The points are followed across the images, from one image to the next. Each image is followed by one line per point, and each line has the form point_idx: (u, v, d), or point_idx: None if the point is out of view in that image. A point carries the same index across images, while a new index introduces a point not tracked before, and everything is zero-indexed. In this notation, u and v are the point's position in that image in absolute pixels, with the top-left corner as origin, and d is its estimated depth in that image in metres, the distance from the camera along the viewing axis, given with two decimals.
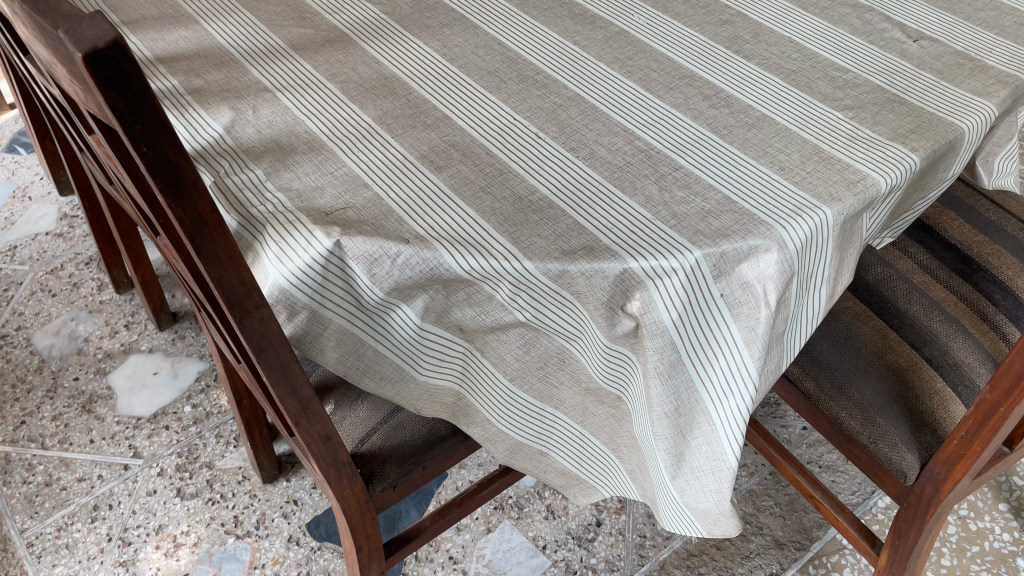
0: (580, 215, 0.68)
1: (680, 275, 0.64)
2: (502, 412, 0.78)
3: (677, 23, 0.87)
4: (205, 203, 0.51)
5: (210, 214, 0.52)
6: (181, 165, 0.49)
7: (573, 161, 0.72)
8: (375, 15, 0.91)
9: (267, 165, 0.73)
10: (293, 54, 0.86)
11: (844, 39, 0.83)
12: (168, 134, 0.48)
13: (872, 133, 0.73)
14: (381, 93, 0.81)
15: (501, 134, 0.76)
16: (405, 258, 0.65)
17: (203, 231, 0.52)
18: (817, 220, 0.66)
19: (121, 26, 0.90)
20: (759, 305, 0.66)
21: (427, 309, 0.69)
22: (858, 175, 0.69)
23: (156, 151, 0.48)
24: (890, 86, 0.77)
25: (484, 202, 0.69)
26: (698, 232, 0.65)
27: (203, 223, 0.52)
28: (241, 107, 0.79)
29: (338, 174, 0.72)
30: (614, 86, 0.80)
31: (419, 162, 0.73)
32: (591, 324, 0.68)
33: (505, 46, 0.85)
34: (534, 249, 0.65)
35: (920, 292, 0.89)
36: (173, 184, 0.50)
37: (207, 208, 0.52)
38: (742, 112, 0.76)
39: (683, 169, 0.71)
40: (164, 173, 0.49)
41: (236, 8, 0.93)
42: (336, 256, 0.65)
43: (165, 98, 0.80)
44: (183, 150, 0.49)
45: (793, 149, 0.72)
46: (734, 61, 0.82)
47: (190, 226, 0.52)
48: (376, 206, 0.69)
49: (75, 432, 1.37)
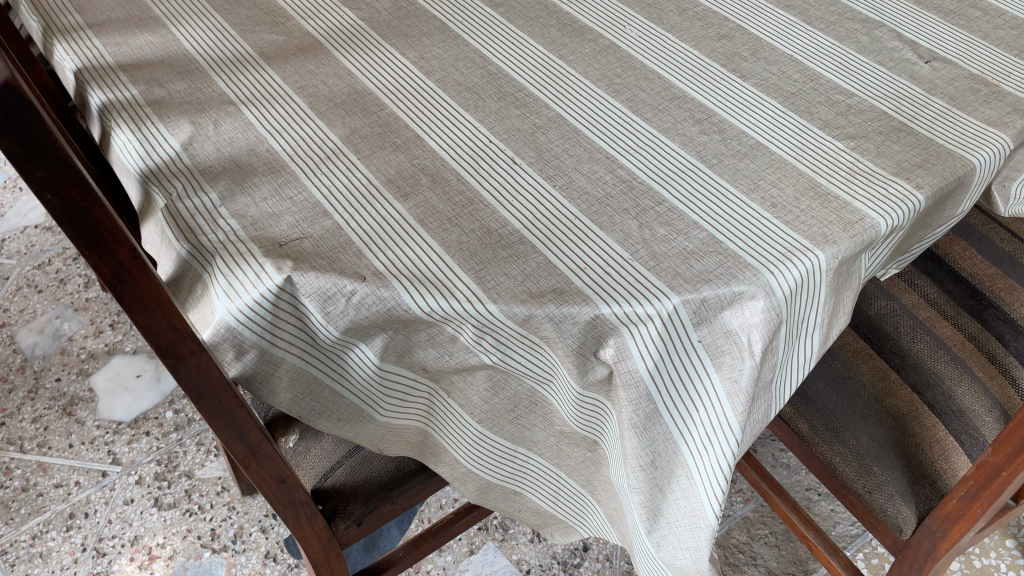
0: (552, 252, 0.63)
1: (656, 323, 0.59)
2: (471, 453, 0.74)
3: (671, 36, 0.81)
4: (124, 249, 0.47)
5: (132, 260, 0.48)
6: (94, 211, 0.45)
7: (549, 191, 0.67)
8: (352, 21, 0.86)
9: (222, 188, 0.69)
10: (262, 63, 0.81)
11: (850, 58, 0.77)
12: (76, 179, 0.44)
13: (875, 166, 0.67)
14: (351, 109, 0.76)
15: (474, 158, 0.71)
16: (361, 297, 0.60)
17: (125, 279, 0.48)
18: (808, 263, 0.61)
19: (84, 29, 0.86)
20: (743, 355, 0.61)
21: (387, 348, 0.64)
22: (857, 215, 0.64)
23: (63, 196, 0.44)
24: (897, 113, 0.72)
25: (450, 235, 0.64)
26: (679, 275, 0.60)
27: (125, 269, 0.48)
28: (201, 122, 0.75)
29: (297, 199, 0.68)
30: (599, 107, 0.74)
31: (385, 188, 0.68)
32: (561, 369, 0.63)
33: (485, 58, 0.80)
34: (499, 290, 0.60)
35: (925, 329, 0.83)
36: (85, 231, 0.45)
37: (129, 253, 0.48)
38: (735, 139, 0.71)
39: (667, 204, 0.66)
40: (74, 220, 0.45)
41: (207, 10, 0.88)
42: (288, 293, 0.61)
43: (123, 112, 0.76)
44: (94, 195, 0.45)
45: (787, 184, 0.67)
46: (730, 81, 0.76)
47: (109, 274, 0.48)
48: (334, 237, 0.64)
49: (55, 436, 1.34)
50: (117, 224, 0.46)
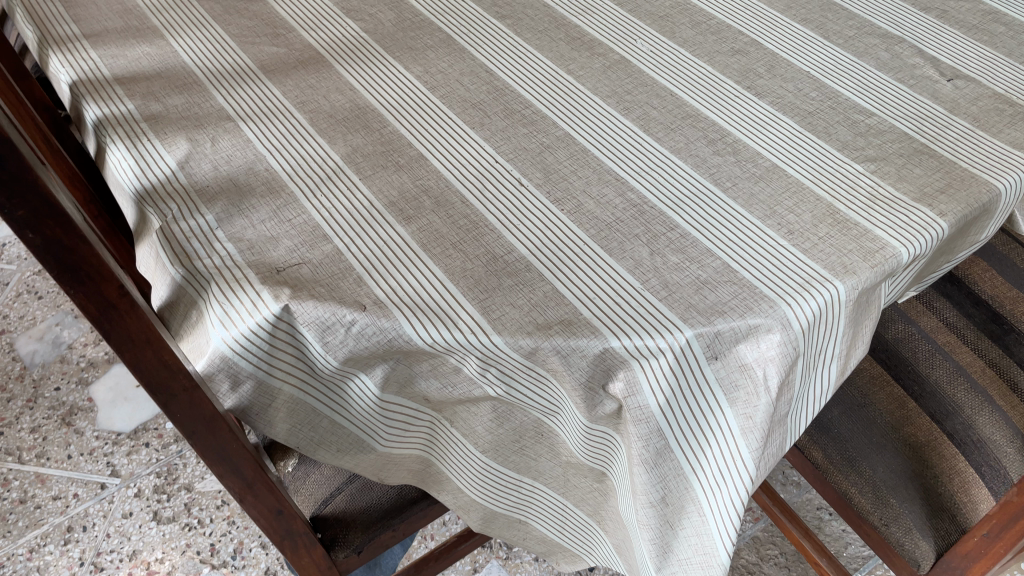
0: (560, 280, 0.60)
1: (668, 357, 0.57)
2: (475, 483, 0.72)
3: (684, 51, 0.78)
4: (111, 287, 0.47)
5: (120, 298, 0.48)
6: (80, 250, 0.45)
7: (557, 216, 0.65)
8: (355, 33, 0.83)
9: (219, 209, 0.66)
10: (262, 77, 0.78)
11: (869, 75, 0.75)
12: (61, 219, 0.43)
13: (895, 192, 0.65)
14: (353, 126, 0.73)
15: (480, 179, 0.68)
16: (361, 327, 0.58)
17: (113, 316, 0.48)
18: (826, 295, 0.58)
19: (80, 39, 0.83)
20: (758, 390, 0.59)
21: (388, 378, 0.62)
22: (877, 243, 0.61)
23: (47, 236, 0.43)
24: (919, 135, 0.69)
25: (454, 261, 0.62)
26: (692, 306, 0.58)
27: (112, 307, 0.48)
28: (198, 139, 0.72)
29: (296, 222, 0.65)
30: (609, 126, 0.72)
31: (387, 211, 0.66)
32: (568, 402, 0.61)
33: (492, 74, 0.77)
34: (505, 321, 0.58)
35: (944, 355, 0.80)
36: (70, 270, 0.45)
37: (117, 291, 0.48)
38: (750, 161, 0.68)
39: (679, 229, 0.63)
40: (58, 259, 0.45)
41: (206, 20, 0.85)
42: (285, 322, 0.59)
43: (118, 128, 0.74)
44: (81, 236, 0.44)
45: (805, 209, 0.64)
46: (744, 99, 0.73)
47: (95, 311, 0.48)
48: (335, 263, 0.62)
49: (53, 446, 1.33)
50: (103, 264, 0.46)
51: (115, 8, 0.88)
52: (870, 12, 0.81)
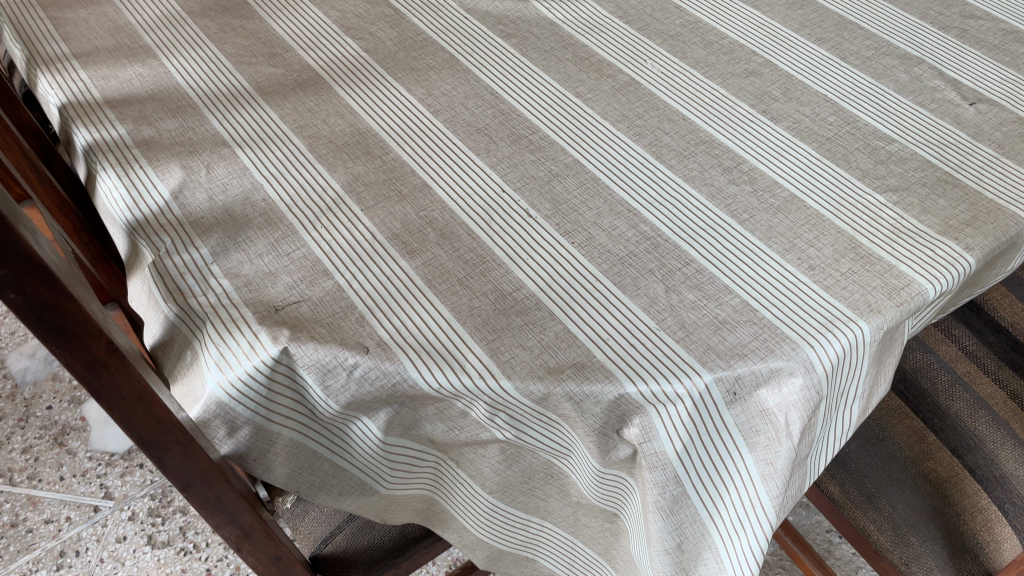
0: (572, 320, 0.58)
1: (686, 403, 0.54)
2: (481, 523, 0.69)
3: (695, 72, 0.76)
4: (100, 343, 0.45)
5: (110, 355, 0.46)
6: (66, 309, 0.43)
7: (567, 250, 0.62)
8: (354, 52, 0.80)
9: (214, 242, 0.63)
10: (259, 100, 0.76)
11: (888, 98, 0.72)
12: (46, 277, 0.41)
13: (919, 224, 0.62)
14: (354, 152, 0.70)
15: (487, 210, 0.66)
16: (364, 371, 0.55)
17: (101, 372, 0.47)
18: (850, 336, 0.56)
19: (70, 59, 0.80)
20: (779, 436, 0.56)
21: (392, 422, 0.59)
22: (902, 280, 0.59)
23: (31, 296, 0.41)
24: (942, 163, 0.67)
25: (461, 299, 0.59)
26: (710, 348, 0.55)
27: (101, 363, 0.46)
28: (192, 166, 0.69)
29: (295, 256, 0.62)
30: (621, 153, 0.69)
31: (390, 244, 0.63)
32: (581, 446, 0.59)
33: (497, 96, 0.75)
34: (514, 364, 0.55)
35: (965, 386, 0.78)
36: (57, 329, 0.43)
37: (106, 347, 0.46)
38: (767, 191, 0.65)
39: (695, 264, 0.61)
40: (44, 319, 0.42)
41: (200, 38, 0.83)
42: (285, 365, 0.56)
43: (109, 154, 0.71)
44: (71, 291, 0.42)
45: (825, 243, 0.62)
46: (760, 123, 0.71)
47: (83, 368, 0.46)
48: (336, 300, 0.59)
49: (45, 468, 1.30)
50: (91, 322, 0.44)
51: (106, 25, 0.85)
52: (887, 31, 0.79)
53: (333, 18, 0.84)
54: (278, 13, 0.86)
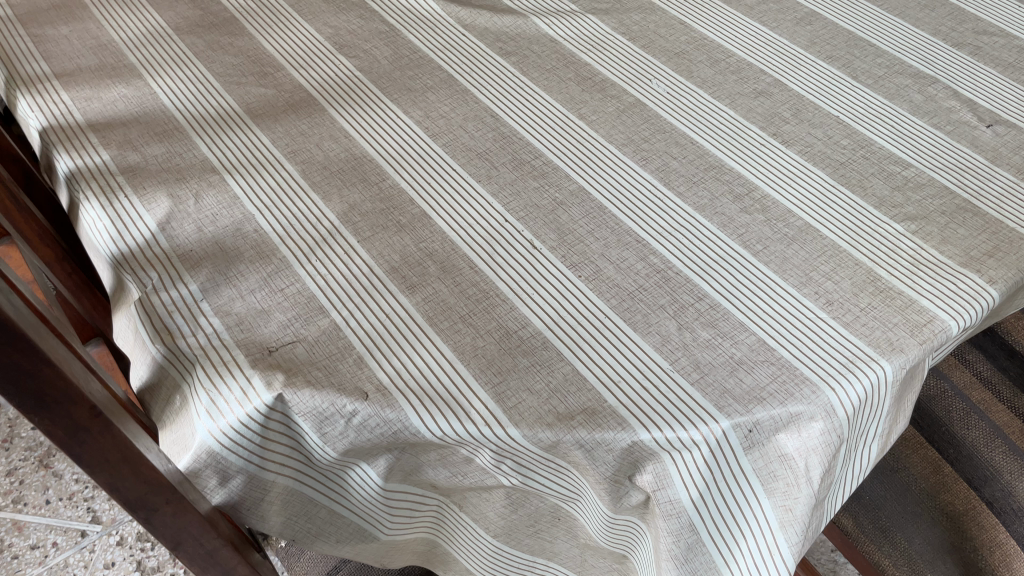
0: (581, 360, 0.55)
1: (703, 450, 0.52)
2: (484, 565, 0.67)
3: (703, 93, 0.73)
4: (83, 411, 0.46)
5: (92, 421, 0.47)
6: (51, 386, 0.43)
7: (574, 284, 0.60)
8: (348, 71, 0.77)
9: (204, 278, 0.60)
10: (249, 123, 0.73)
11: (902, 120, 0.70)
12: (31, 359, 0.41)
13: (940, 256, 0.60)
14: (349, 179, 0.68)
15: (489, 241, 0.63)
16: (363, 418, 0.53)
17: (84, 436, 0.47)
18: (871, 377, 0.54)
19: (51, 78, 0.77)
20: (798, 482, 0.54)
21: (392, 468, 0.57)
22: (924, 316, 0.57)
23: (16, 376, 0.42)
24: (960, 189, 0.64)
25: (464, 338, 0.57)
26: (727, 391, 0.53)
27: (83, 430, 0.47)
28: (180, 195, 0.66)
29: (289, 292, 0.60)
30: (626, 179, 0.67)
31: (388, 279, 0.60)
32: (590, 492, 0.56)
33: (497, 119, 0.72)
34: (521, 410, 0.52)
35: (979, 414, 0.77)
36: (40, 404, 0.44)
37: (89, 413, 0.47)
38: (780, 220, 0.63)
39: (708, 299, 0.58)
40: (27, 396, 0.43)
41: (187, 57, 0.79)
42: (279, 411, 0.53)
43: (92, 181, 0.68)
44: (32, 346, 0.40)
45: (843, 276, 0.59)
46: (770, 147, 0.68)
47: (66, 435, 0.47)
48: (333, 340, 0.57)
49: (30, 491, 1.26)
50: (74, 395, 0.45)
51: (89, 43, 0.81)
52: (898, 48, 0.76)
53: (325, 35, 0.81)
54: (268, 30, 0.82)
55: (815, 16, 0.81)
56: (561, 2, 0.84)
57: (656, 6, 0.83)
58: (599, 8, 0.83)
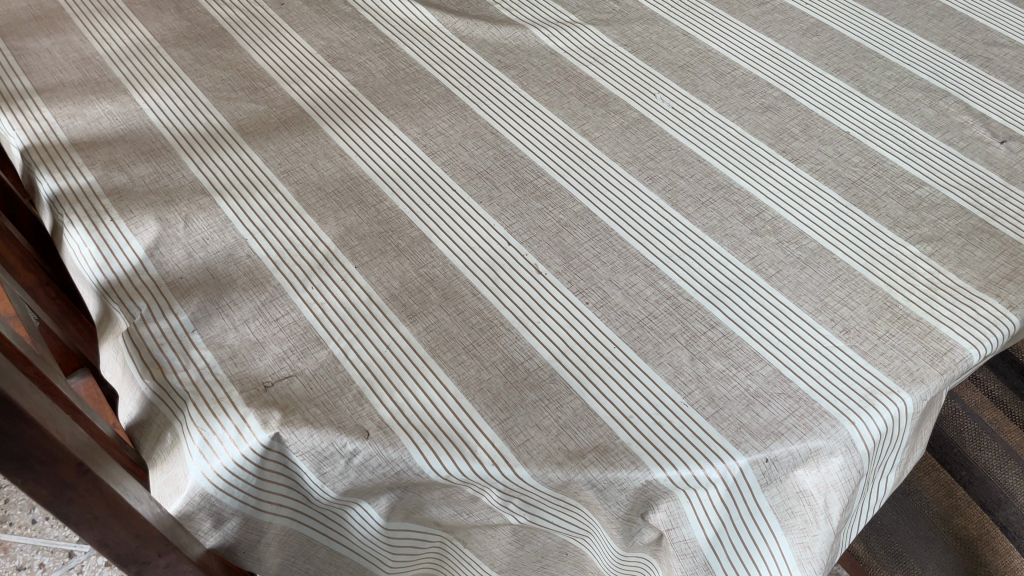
0: (591, 394, 0.53)
1: (719, 488, 0.50)
2: None
3: (709, 108, 0.71)
4: (69, 469, 0.44)
5: (78, 477, 0.45)
6: (33, 444, 0.41)
7: (581, 312, 0.57)
8: (342, 85, 0.75)
9: (194, 307, 0.58)
10: (240, 141, 0.70)
11: (915, 136, 0.68)
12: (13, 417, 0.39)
13: (958, 280, 0.58)
14: (345, 201, 0.65)
15: (492, 266, 0.61)
16: (364, 457, 0.51)
17: (70, 495, 0.45)
18: (891, 410, 0.52)
19: (32, 94, 0.74)
20: (817, 518, 0.52)
21: (395, 506, 0.55)
22: (944, 344, 0.55)
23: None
24: (976, 209, 0.62)
25: (469, 370, 0.54)
26: (743, 427, 0.51)
27: (69, 487, 0.45)
28: (169, 218, 0.64)
29: (284, 322, 0.57)
30: (633, 200, 0.64)
31: (388, 307, 0.58)
32: (601, 530, 0.54)
33: (498, 136, 0.70)
34: (530, 449, 0.50)
35: (991, 434, 0.81)
36: (23, 463, 0.41)
37: (76, 470, 0.44)
38: (793, 243, 0.61)
39: (721, 327, 0.56)
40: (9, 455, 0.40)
41: (174, 71, 0.77)
42: (276, 451, 0.51)
43: (77, 205, 0.65)
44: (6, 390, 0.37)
45: (859, 301, 0.57)
46: (780, 165, 0.66)
47: (51, 495, 0.44)
48: (332, 374, 0.54)
49: (16, 511, 1.23)
50: (58, 452, 0.42)
51: (72, 56, 0.78)
52: (908, 60, 0.74)
53: (318, 47, 0.79)
54: (258, 42, 0.80)
55: (821, 27, 0.79)
56: (560, 12, 0.82)
57: (658, 16, 0.81)
58: (599, 19, 0.81)
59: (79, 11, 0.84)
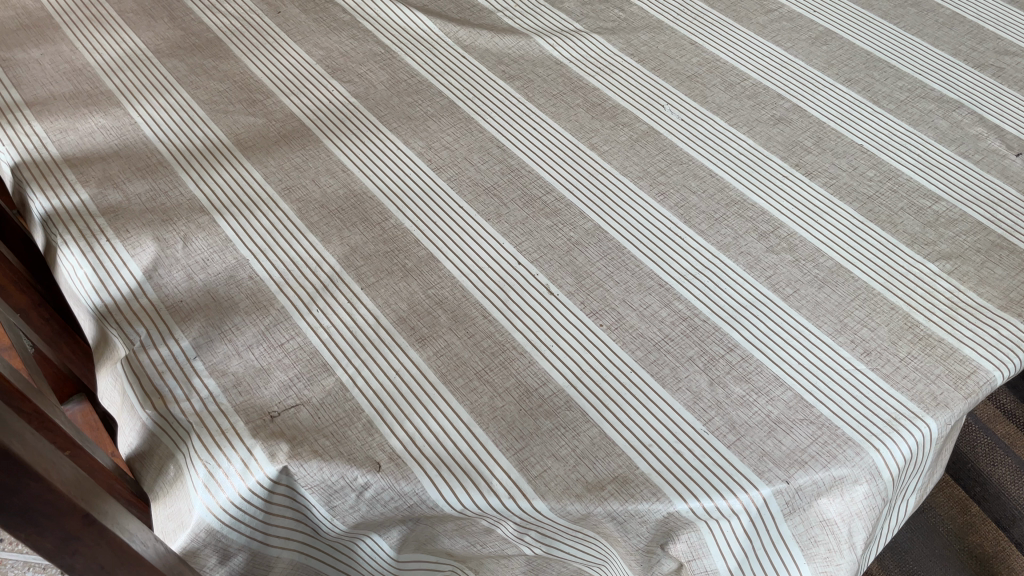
0: (608, 421, 0.51)
1: (742, 518, 0.48)
2: None
3: (719, 120, 0.70)
4: (75, 521, 0.42)
5: (84, 528, 0.43)
6: (37, 500, 0.39)
7: (596, 334, 0.56)
8: (343, 97, 0.73)
9: (196, 332, 0.56)
10: (239, 156, 0.68)
11: (929, 149, 0.67)
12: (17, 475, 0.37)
13: (978, 299, 0.57)
14: (349, 219, 0.63)
15: (502, 287, 0.59)
16: (375, 490, 0.49)
17: (75, 546, 0.43)
18: (916, 436, 0.51)
19: (22, 108, 0.72)
20: (841, 548, 0.50)
21: (406, 538, 0.53)
22: (967, 365, 0.54)
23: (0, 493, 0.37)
24: (994, 225, 0.61)
25: (481, 397, 0.53)
26: (766, 455, 0.49)
27: (74, 539, 0.43)
28: (167, 238, 0.62)
29: (289, 347, 0.55)
30: (645, 216, 0.63)
31: (396, 331, 0.56)
32: (619, 560, 0.53)
33: (505, 150, 0.68)
34: (547, 480, 0.49)
35: None
36: (26, 518, 0.39)
37: (81, 521, 0.43)
38: (809, 260, 0.60)
39: (739, 350, 0.55)
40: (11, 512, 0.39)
41: (169, 82, 0.74)
42: (284, 484, 0.50)
43: (71, 224, 0.63)
44: (7, 432, 0.36)
45: (879, 322, 0.56)
46: (794, 179, 0.65)
47: (55, 547, 0.42)
48: (340, 402, 0.52)
49: None
50: (63, 505, 0.40)
51: (62, 67, 0.76)
52: (919, 70, 0.73)
53: (317, 57, 0.77)
54: (254, 51, 0.78)
55: (831, 35, 0.77)
56: (565, 20, 0.80)
57: (664, 25, 0.79)
58: (604, 27, 0.79)
59: (69, 20, 0.81)
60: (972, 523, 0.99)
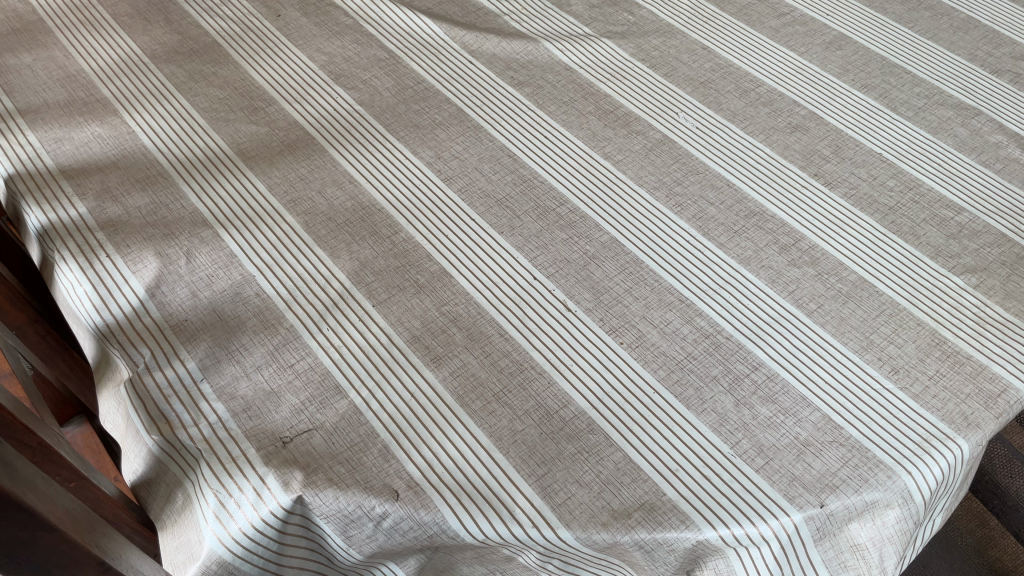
0: (633, 445, 0.50)
1: (773, 546, 0.47)
2: None
3: (734, 128, 0.68)
4: (89, 567, 0.40)
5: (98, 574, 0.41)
6: (49, 548, 0.37)
7: (616, 353, 0.54)
8: (348, 105, 0.71)
9: (202, 354, 0.54)
10: (241, 167, 0.66)
11: (950, 158, 0.65)
12: (30, 526, 0.35)
13: (1006, 314, 0.56)
14: (358, 232, 0.61)
15: (518, 304, 0.57)
16: (394, 519, 0.47)
17: None
18: (948, 458, 0.49)
19: (14, 117, 0.69)
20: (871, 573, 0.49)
21: (424, 565, 0.52)
22: (997, 383, 0.52)
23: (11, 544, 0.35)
24: (1019, 236, 0.60)
25: (501, 420, 0.51)
26: (796, 479, 0.48)
27: None
28: (169, 254, 0.60)
29: (300, 368, 0.53)
30: (662, 229, 0.61)
31: (411, 350, 0.55)
32: None
33: (516, 160, 0.66)
34: (572, 508, 0.47)
35: None
36: (37, 566, 0.38)
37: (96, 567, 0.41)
38: (832, 274, 0.58)
39: (765, 368, 0.53)
40: (23, 562, 0.37)
41: (167, 89, 0.72)
42: (299, 513, 0.48)
43: (68, 239, 0.61)
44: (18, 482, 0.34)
45: (906, 338, 0.55)
46: (813, 190, 0.63)
47: None
48: (355, 426, 0.51)
49: None
50: (75, 550, 0.39)
51: (55, 73, 0.74)
52: (936, 76, 0.72)
53: (319, 62, 0.75)
54: (255, 57, 0.75)
55: (845, 40, 0.76)
56: (573, 24, 0.78)
57: (675, 28, 0.78)
58: (614, 32, 0.77)
59: (61, 24, 0.79)
60: (990, 537, 1.03)
